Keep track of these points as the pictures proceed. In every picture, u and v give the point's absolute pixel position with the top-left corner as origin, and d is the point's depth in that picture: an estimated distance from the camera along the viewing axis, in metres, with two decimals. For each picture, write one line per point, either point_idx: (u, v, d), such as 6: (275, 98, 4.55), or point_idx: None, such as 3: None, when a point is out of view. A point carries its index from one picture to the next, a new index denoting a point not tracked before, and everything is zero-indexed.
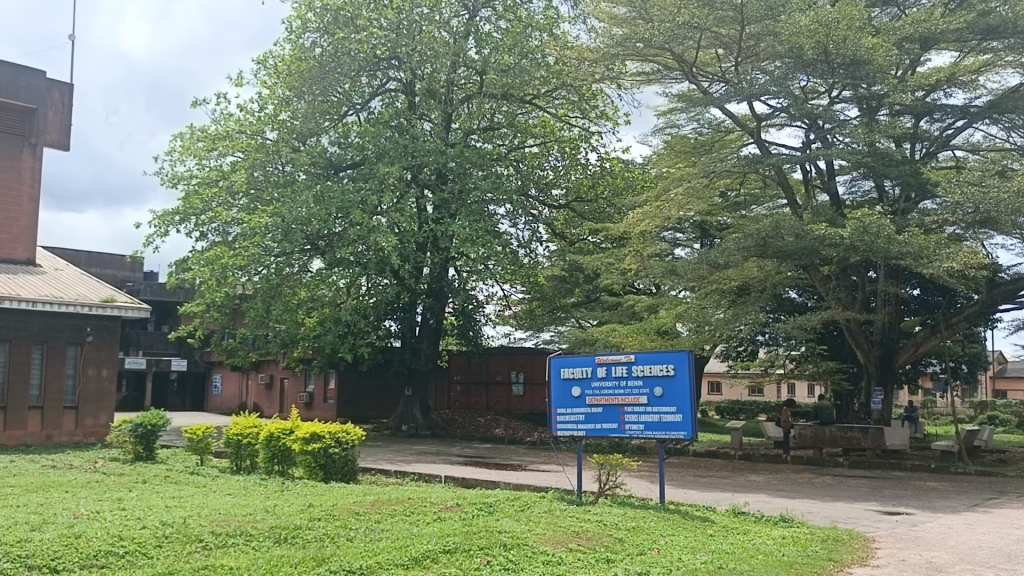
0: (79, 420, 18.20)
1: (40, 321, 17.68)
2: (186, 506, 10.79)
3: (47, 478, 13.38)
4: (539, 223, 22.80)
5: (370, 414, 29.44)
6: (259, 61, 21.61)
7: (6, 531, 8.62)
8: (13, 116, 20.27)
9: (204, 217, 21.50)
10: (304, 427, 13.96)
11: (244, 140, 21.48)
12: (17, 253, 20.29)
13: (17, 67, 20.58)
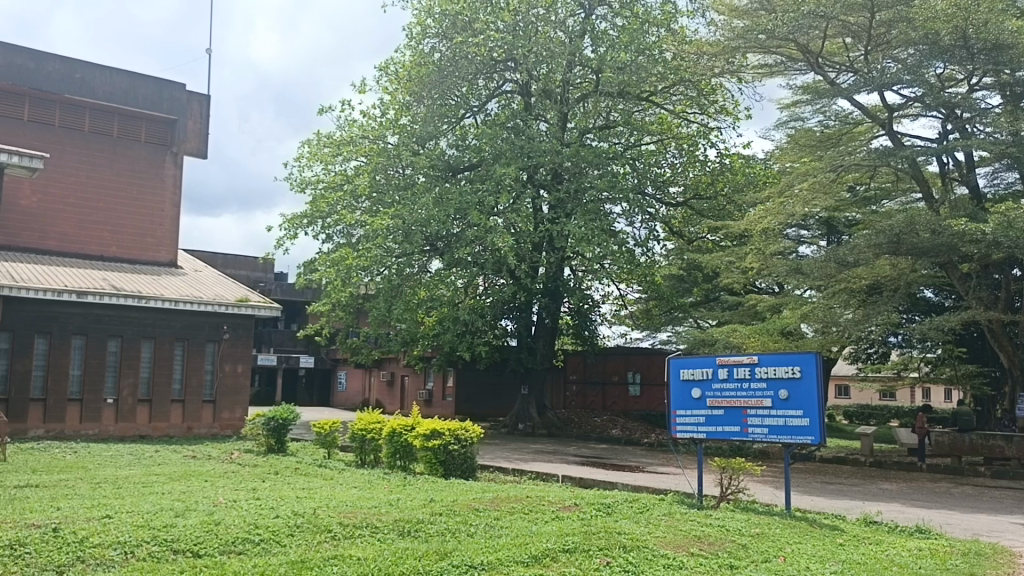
0: (217, 413, 19.26)
1: (182, 319, 18.81)
2: (315, 498, 11.23)
3: (189, 467, 14.24)
4: (657, 221, 22.43)
5: (488, 412, 29.83)
6: (380, 67, 22.22)
7: (154, 516, 9.23)
8: (157, 127, 21.64)
9: (330, 219, 22.33)
10: (425, 424, 14.25)
11: (367, 144, 22.15)
12: (162, 255, 21.68)
13: (160, 80, 21.75)
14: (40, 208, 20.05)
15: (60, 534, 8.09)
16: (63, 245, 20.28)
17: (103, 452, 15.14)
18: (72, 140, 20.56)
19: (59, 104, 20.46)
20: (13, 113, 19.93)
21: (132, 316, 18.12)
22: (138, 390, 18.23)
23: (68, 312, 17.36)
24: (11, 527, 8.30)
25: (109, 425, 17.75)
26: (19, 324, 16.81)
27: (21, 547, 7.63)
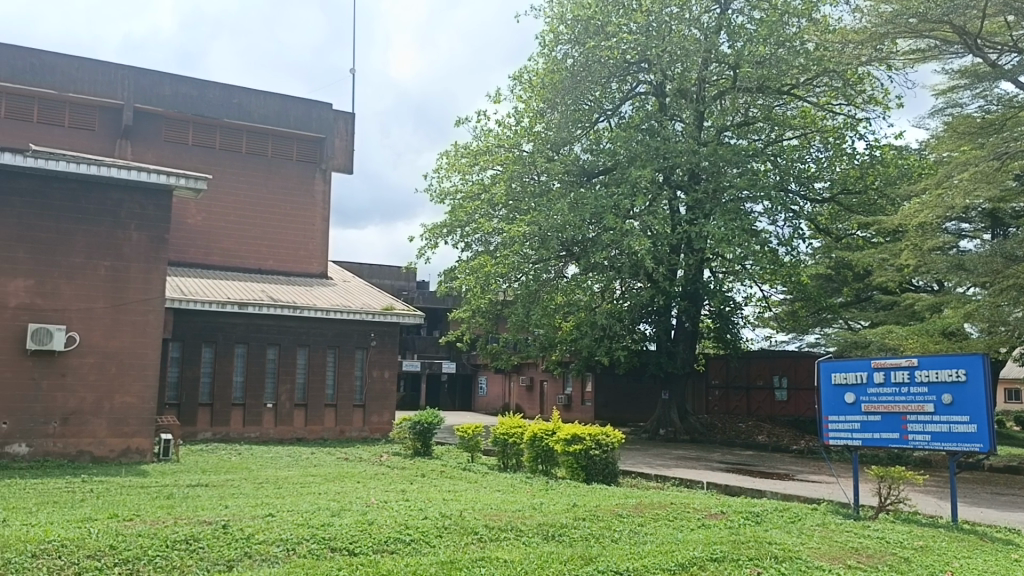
0: (367, 417, 20.05)
1: (333, 327, 19.71)
2: (461, 500, 11.50)
3: (341, 469, 14.90)
4: (801, 219, 21.57)
5: (628, 417, 29.62)
6: (514, 77, 22.44)
7: (312, 515, 9.71)
8: (307, 146, 22.84)
9: (469, 228, 22.80)
10: (566, 428, 14.30)
11: (503, 153, 22.46)
12: (313, 267, 22.88)
13: (309, 101, 22.79)
14: (204, 225, 21.56)
15: (229, 531, 8.63)
16: (225, 260, 21.72)
17: (263, 454, 16.08)
18: (231, 161, 21.96)
19: (220, 128, 21.80)
20: (180, 139, 21.33)
21: (288, 325, 19.15)
22: (295, 395, 19.25)
23: (230, 322, 18.54)
24: (186, 523, 8.94)
25: (269, 428, 18.83)
26: (188, 334, 18.08)
27: (195, 542, 8.18)
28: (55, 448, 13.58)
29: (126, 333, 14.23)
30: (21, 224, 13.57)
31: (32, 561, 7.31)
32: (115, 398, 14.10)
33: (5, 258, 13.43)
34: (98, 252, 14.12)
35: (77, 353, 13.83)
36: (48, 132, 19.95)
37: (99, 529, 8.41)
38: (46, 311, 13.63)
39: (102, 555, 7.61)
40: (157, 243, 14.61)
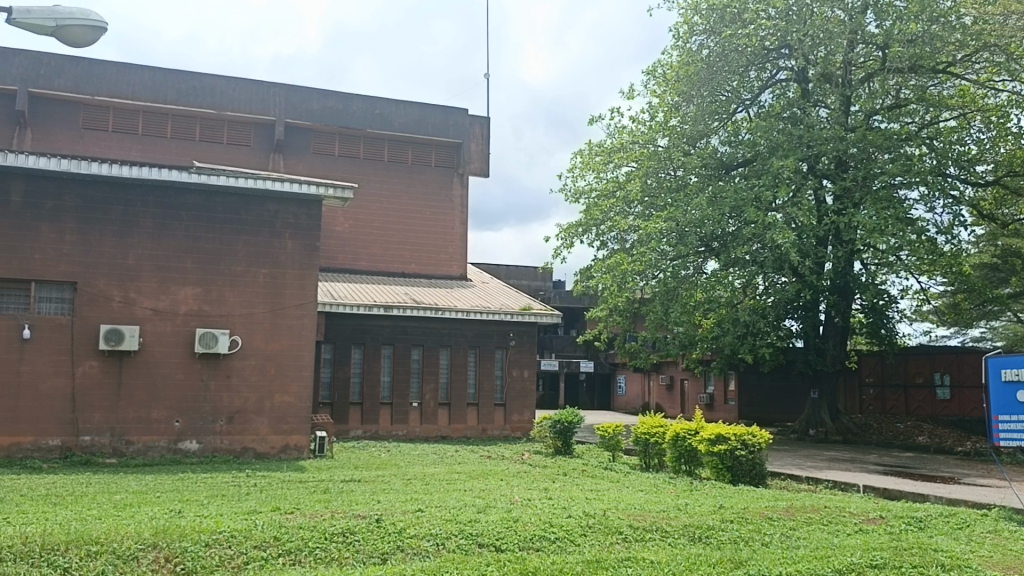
0: (508, 416, 20.34)
1: (474, 328, 20.11)
2: (604, 500, 11.44)
3: (486, 467, 15.17)
4: (962, 205, 20.15)
5: (775, 417, 28.67)
6: (648, 71, 22.16)
7: (459, 512, 9.92)
8: (446, 152, 23.47)
9: (604, 226, 22.67)
10: (709, 428, 13.98)
11: (638, 149, 22.20)
12: (453, 269, 23.49)
13: (448, 107, 23.33)
14: (351, 232, 22.53)
15: (382, 525, 8.95)
16: (371, 265, 22.61)
17: (411, 451, 16.61)
18: (375, 169, 22.82)
19: (363, 138, 22.69)
20: (328, 150, 22.36)
21: (431, 326, 19.71)
22: (439, 394, 19.79)
23: (378, 324, 19.28)
24: (342, 517, 9.35)
25: (415, 426, 19.45)
26: (340, 336, 18.95)
27: (351, 535, 8.54)
28: (223, 445, 14.53)
29: (284, 336, 15.06)
30: (189, 236, 14.62)
31: (205, 550, 7.83)
32: (274, 398, 14.95)
33: (176, 269, 14.51)
34: (257, 260, 15.02)
35: (241, 355, 14.76)
36: (209, 150, 21.37)
37: (264, 521, 8.92)
38: (213, 317, 14.64)
39: (267, 546, 8.07)
40: (310, 251, 15.39)
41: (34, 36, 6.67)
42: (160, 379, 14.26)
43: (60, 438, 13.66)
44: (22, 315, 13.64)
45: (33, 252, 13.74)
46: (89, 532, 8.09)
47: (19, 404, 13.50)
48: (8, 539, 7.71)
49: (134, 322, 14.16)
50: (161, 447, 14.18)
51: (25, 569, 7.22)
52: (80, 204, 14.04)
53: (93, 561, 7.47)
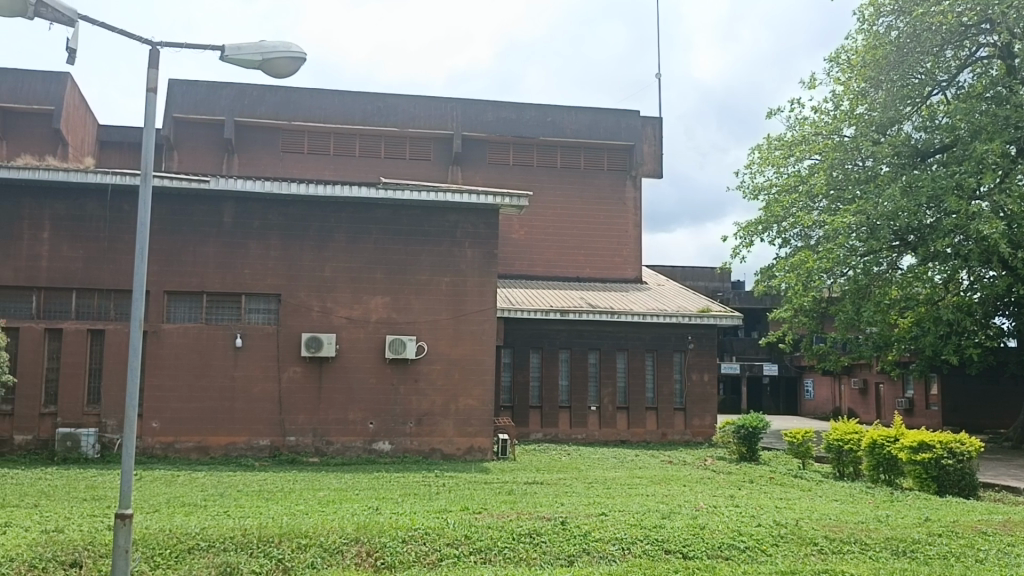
0: (688, 420, 19.95)
1: (651, 330, 19.90)
2: (795, 508, 10.96)
3: (667, 472, 14.96)
4: None
5: (984, 424, 26.39)
6: (830, 58, 21.07)
7: (643, 516, 9.84)
8: (618, 155, 23.46)
9: (786, 223, 21.68)
10: (911, 434, 13.09)
11: (822, 141, 21.15)
12: (628, 272, 23.40)
13: (620, 111, 23.27)
14: (526, 239, 22.97)
15: (568, 527, 9.04)
16: (547, 271, 22.93)
17: (591, 455, 16.68)
18: (549, 175, 23.11)
19: (537, 146, 23.07)
20: (503, 160, 22.92)
21: (608, 330, 19.70)
22: (617, 398, 19.73)
23: (555, 329, 19.51)
24: (528, 518, 9.53)
25: (595, 430, 19.50)
26: (519, 340, 19.37)
27: (538, 537, 8.68)
28: (413, 445, 15.21)
29: (467, 342, 15.57)
30: (378, 248, 15.47)
31: (402, 546, 8.24)
32: (459, 401, 15.47)
33: (367, 279, 15.39)
34: (441, 269, 15.63)
35: (427, 360, 15.40)
36: (393, 165, 22.51)
37: (455, 520, 9.27)
38: (401, 324, 15.39)
39: (459, 544, 8.38)
40: (489, 258, 15.83)
41: (244, 71, 6.75)
42: (355, 383, 15.16)
43: (269, 438, 14.82)
44: (235, 325, 14.96)
45: (243, 267, 15.03)
46: (299, 526, 8.72)
47: (234, 406, 14.80)
48: (229, 531, 8.43)
49: (332, 330, 15.16)
50: (357, 447, 15.05)
51: (245, 559, 7.84)
52: (283, 221, 15.22)
53: (303, 553, 8.02)
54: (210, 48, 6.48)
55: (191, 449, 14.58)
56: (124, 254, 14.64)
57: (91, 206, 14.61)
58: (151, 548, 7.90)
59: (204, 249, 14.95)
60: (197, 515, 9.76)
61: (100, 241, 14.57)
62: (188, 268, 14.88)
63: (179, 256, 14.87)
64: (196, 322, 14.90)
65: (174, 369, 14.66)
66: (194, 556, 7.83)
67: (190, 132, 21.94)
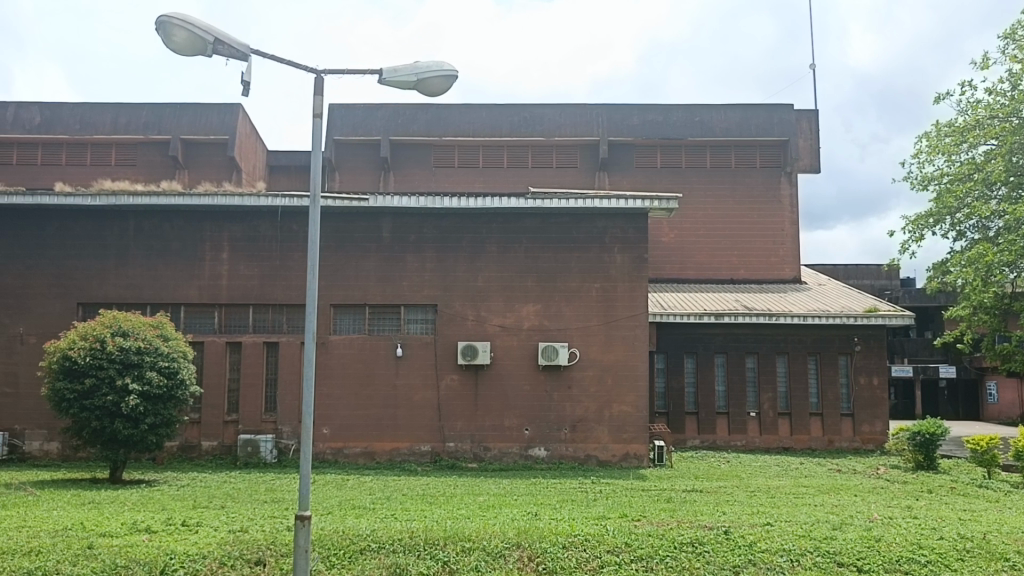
0: (856, 427, 18.95)
1: (812, 333, 19.06)
2: (981, 521, 10.15)
3: (835, 481, 14.24)
4: None
5: None
6: (1005, 34, 19.27)
7: (812, 527, 9.43)
8: (772, 151, 22.70)
9: (961, 214, 19.76)
10: None
11: (998, 124, 19.10)
12: (786, 272, 22.53)
13: (771, 106, 22.59)
14: (677, 242, 22.56)
15: (731, 537, 8.79)
16: (699, 274, 22.45)
17: (752, 462, 16.16)
18: (699, 176, 22.64)
19: (686, 147, 22.67)
20: (651, 163, 22.65)
21: (765, 333, 19.04)
22: (778, 403, 19.01)
23: (710, 333, 19.06)
24: (690, 527, 9.35)
25: (755, 436, 18.86)
26: (672, 345, 19.08)
27: (700, 546, 8.49)
28: (568, 452, 15.27)
29: (619, 348, 15.48)
30: (529, 257, 15.68)
31: (563, 551, 8.28)
32: (614, 407, 15.39)
33: (519, 287, 15.64)
34: (591, 275, 15.64)
35: (580, 367, 15.43)
36: (541, 174, 22.74)
37: (614, 527, 9.21)
38: (553, 331, 15.52)
39: (619, 551, 8.32)
40: (640, 263, 15.68)
41: (401, 92, 7.03)
42: (510, 390, 15.42)
43: (430, 443, 15.31)
44: (395, 335, 15.58)
45: (402, 279, 15.65)
46: (463, 530, 8.95)
47: (397, 413, 15.40)
48: (398, 533, 8.77)
49: (486, 338, 15.49)
50: (514, 453, 15.29)
51: (413, 560, 8.13)
52: (437, 234, 15.73)
53: (468, 556, 8.23)
54: (369, 72, 6.78)
55: (359, 454, 15.28)
56: (293, 270, 15.59)
57: (264, 227, 15.67)
58: (327, 548, 8.33)
59: (365, 263, 15.67)
60: (367, 517, 10.24)
61: (273, 259, 15.59)
62: (351, 282, 15.65)
63: (343, 271, 15.66)
64: (360, 333, 15.62)
65: (342, 378, 15.43)
66: (367, 557, 8.20)
67: (349, 153, 23.08)
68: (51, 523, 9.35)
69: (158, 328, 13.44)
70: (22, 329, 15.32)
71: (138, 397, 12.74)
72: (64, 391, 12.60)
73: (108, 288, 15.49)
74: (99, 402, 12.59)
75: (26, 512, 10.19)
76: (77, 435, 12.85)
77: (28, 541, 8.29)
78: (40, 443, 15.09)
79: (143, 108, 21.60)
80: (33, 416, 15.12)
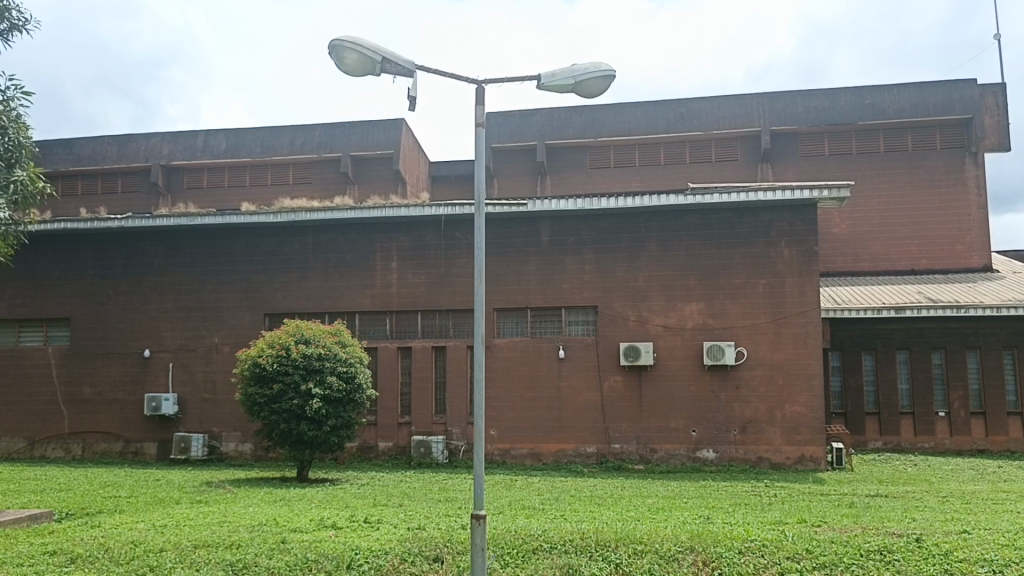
0: None
1: (1007, 325, 17.52)
2: None
3: None
4: None
5: None
6: None
7: (1017, 536, 8.63)
8: (953, 131, 21.13)
9: None
10: None
11: None
12: (974, 261, 20.91)
13: (951, 82, 20.98)
14: (849, 233, 21.40)
15: (924, 545, 8.20)
16: (875, 266, 21.17)
17: (943, 466, 15.03)
18: (871, 162, 21.37)
19: (855, 132, 21.47)
20: (817, 151, 21.63)
21: (952, 327, 17.70)
22: (970, 402, 17.63)
23: (889, 328, 17.93)
24: (876, 534, 8.80)
25: (944, 438, 17.60)
26: (848, 342, 18.10)
27: (890, 554, 7.98)
28: (739, 454, 14.83)
29: (789, 346, 14.85)
30: (691, 255, 15.36)
31: (739, 557, 8.03)
32: (786, 407, 14.79)
33: (681, 286, 15.34)
34: (757, 271, 15.11)
35: (748, 367, 14.94)
36: (700, 170, 22.23)
37: (794, 533, 8.83)
38: (718, 330, 15.11)
39: (800, 558, 7.98)
40: (810, 256, 14.99)
41: (559, 96, 7.03)
42: (676, 391, 15.16)
43: (596, 445, 15.31)
44: (558, 338, 15.69)
45: (562, 282, 15.75)
46: (634, 532, 8.88)
47: (562, 414, 15.50)
48: (569, 534, 8.82)
49: (649, 339, 15.30)
50: (682, 455, 15.01)
51: (586, 561, 8.13)
52: (596, 236, 15.72)
53: (640, 558, 8.14)
54: (528, 78, 6.82)
55: (526, 455, 15.51)
56: (458, 277, 16.07)
57: (429, 236, 16.24)
58: (501, 547, 8.50)
59: (526, 267, 15.90)
60: (537, 517, 10.36)
61: (438, 267, 16.14)
62: (514, 286, 15.91)
63: (505, 276, 15.95)
64: (523, 336, 15.85)
65: (507, 381, 15.71)
66: (539, 556, 8.28)
67: (507, 160, 23.52)
68: (248, 518, 10.08)
69: (337, 336, 14.20)
70: (217, 339, 16.65)
71: (320, 401, 13.54)
72: (255, 395, 13.58)
73: (290, 300, 16.56)
74: (286, 406, 13.48)
75: (226, 508, 11.05)
76: (268, 437, 13.80)
77: (229, 535, 8.99)
78: (235, 444, 16.34)
79: (316, 129, 22.97)
80: (229, 419, 16.41)
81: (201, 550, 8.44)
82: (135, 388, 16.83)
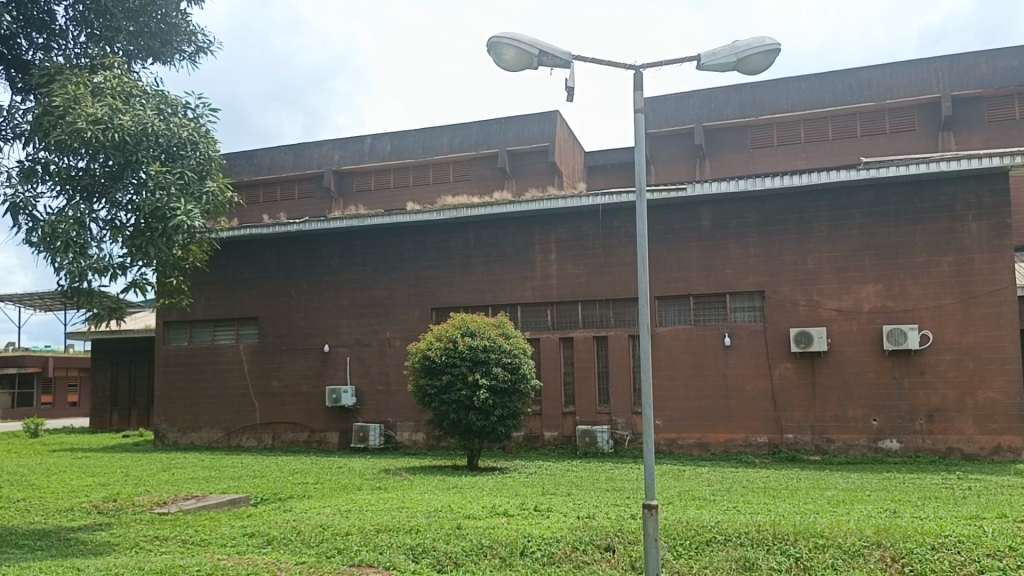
0: None
1: None
2: None
3: None
4: None
5: None
6: None
7: None
8: None
9: None
10: None
11: None
12: None
13: None
14: None
15: None
16: None
17: None
18: None
19: None
20: (1006, 115, 19.86)
21: None
22: None
23: None
24: None
25: None
26: None
27: None
28: (925, 444, 13.88)
29: (980, 328, 13.73)
30: (866, 234, 14.50)
31: (933, 553, 7.50)
32: (978, 394, 13.70)
33: (855, 267, 14.52)
34: (941, 248, 14.06)
35: (934, 351, 13.94)
36: (871, 143, 20.90)
37: (995, 529, 8.16)
38: (898, 312, 14.19)
39: (1002, 556, 7.36)
40: (1001, 229, 13.79)
41: (721, 74, 6.77)
42: (852, 378, 14.38)
43: (767, 435, 14.80)
44: (723, 325, 15.28)
45: (726, 268, 15.31)
46: (815, 525, 8.50)
47: (730, 404, 15.09)
48: (744, 526, 8.57)
49: (821, 323, 14.60)
50: (862, 445, 14.23)
51: (763, 555, 7.85)
52: (760, 218, 15.16)
53: (822, 553, 7.77)
54: (688, 59, 6.55)
55: (693, 445, 15.22)
56: (618, 266, 15.97)
57: (587, 226, 16.22)
58: (673, 538, 8.41)
59: (687, 253, 15.57)
60: (709, 508, 10.16)
61: (598, 257, 16.10)
62: (675, 273, 15.62)
63: (665, 263, 15.68)
64: (686, 324, 15.55)
65: (672, 370, 15.47)
66: (714, 548, 8.10)
67: (664, 146, 23.13)
68: (425, 505, 10.52)
69: (500, 327, 14.49)
70: (389, 334, 17.43)
71: (487, 391, 13.88)
72: (426, 387, 14.10)
73: (456, 294, 17.06)
74: (455, 397, 13.90)
75: (404, 495, 11.58)
76: (440, 427, 14.30)
77: (408, 520, 9.41)
78: (409, 433, 17.07)
79: (474, 127, 23.57)
80: (402, 410, 17.16)
81: (383, 535, 8.87)
82: (317, 381, 17.91)
